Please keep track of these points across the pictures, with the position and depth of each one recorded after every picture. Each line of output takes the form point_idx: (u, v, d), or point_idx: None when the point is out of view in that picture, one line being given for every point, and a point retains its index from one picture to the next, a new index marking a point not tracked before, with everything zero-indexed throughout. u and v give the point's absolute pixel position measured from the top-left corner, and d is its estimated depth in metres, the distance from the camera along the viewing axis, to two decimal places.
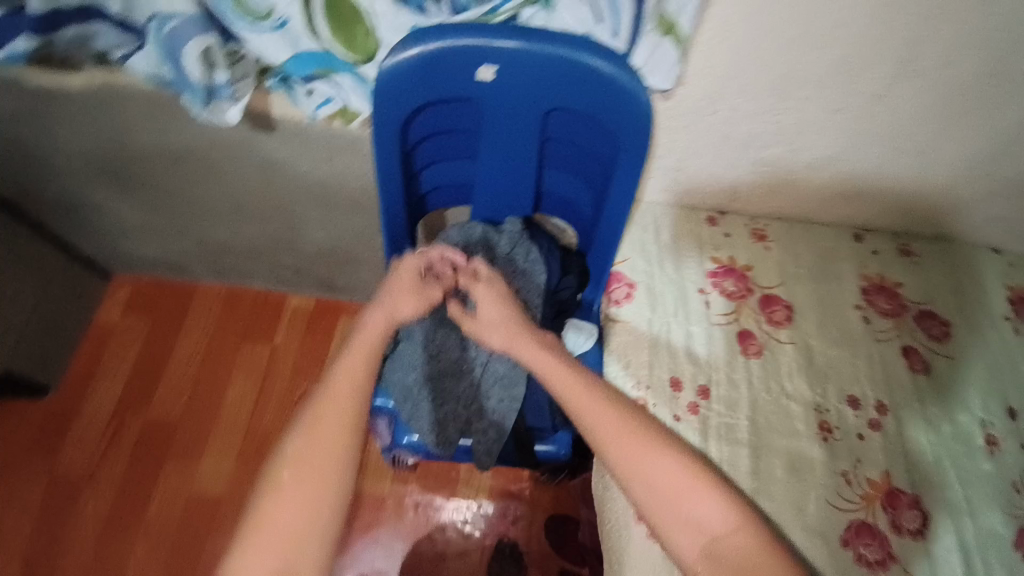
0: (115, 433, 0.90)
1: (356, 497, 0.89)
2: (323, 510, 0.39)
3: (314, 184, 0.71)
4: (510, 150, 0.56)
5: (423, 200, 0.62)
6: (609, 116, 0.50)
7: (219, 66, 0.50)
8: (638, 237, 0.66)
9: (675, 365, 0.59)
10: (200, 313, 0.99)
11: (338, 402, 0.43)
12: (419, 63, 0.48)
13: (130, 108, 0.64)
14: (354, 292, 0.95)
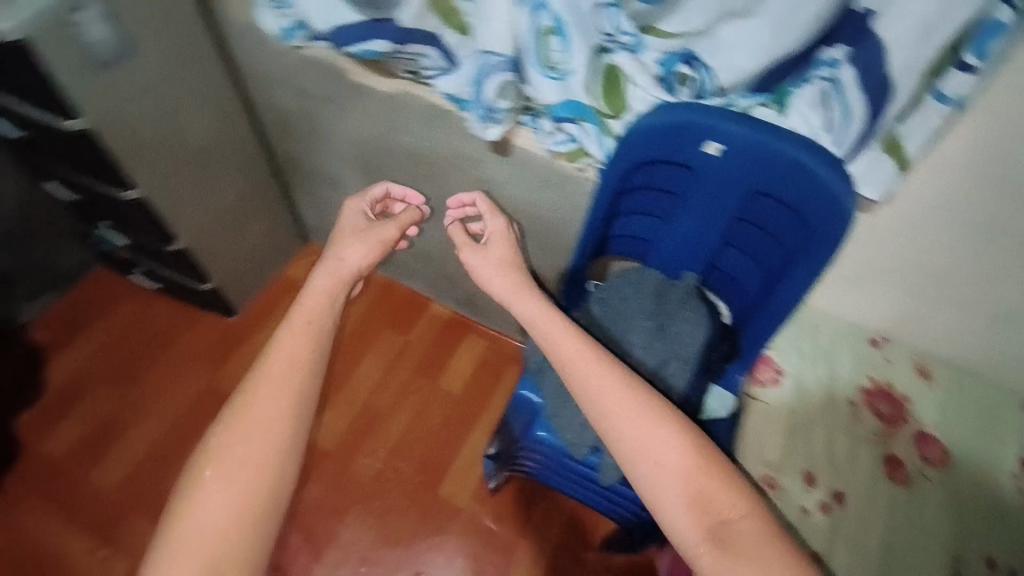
0: None
1: (433, 503, 0.94)
2: (277, 475, 0.44)
3: (511, 209, 0.83)
4: (705, 219, 0.64)
5: (608, 241, 0.72)
6: (812, 211, 0.56)
7: (507, 97, 0.64)
8: (797, 335, 0.72)
9: (812, 460, 0.64)
10: (362, 291, 1.13)
11: (260, 417, 0.45)
12: (655, 126, 0.57)
13: (406, 113, 0.80)
14: (491, 316, 1.04)
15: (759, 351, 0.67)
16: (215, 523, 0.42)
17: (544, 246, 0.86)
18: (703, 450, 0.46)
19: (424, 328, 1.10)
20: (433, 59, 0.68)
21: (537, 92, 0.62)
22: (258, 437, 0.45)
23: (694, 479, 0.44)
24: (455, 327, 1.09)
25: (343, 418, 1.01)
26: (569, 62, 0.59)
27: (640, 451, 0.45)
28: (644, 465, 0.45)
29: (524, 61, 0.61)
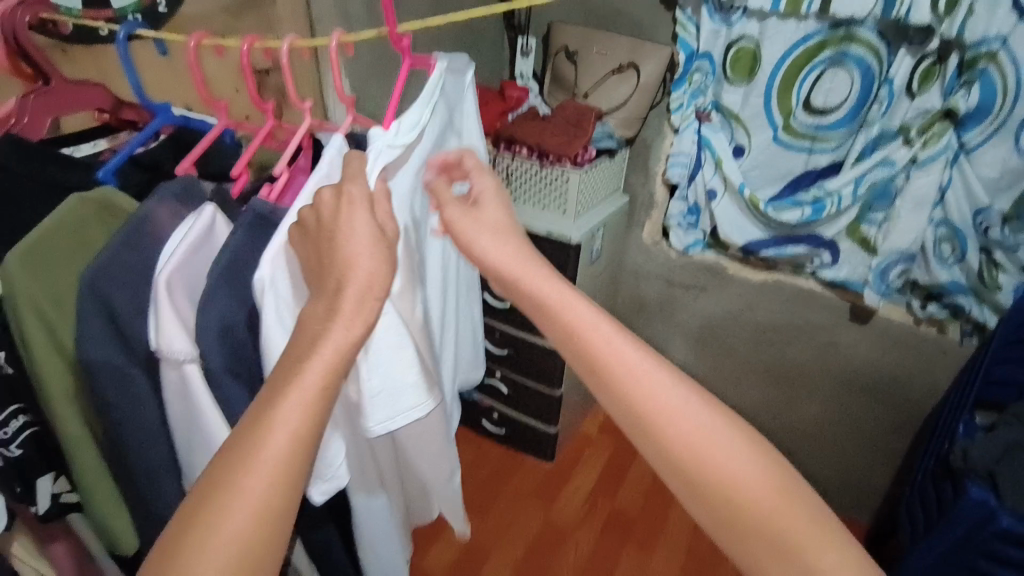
0: (626, 544, 1.72)
1: None
2: (286, 495, 0.47)
3: (818, 340, 1.58)
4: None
5: (944, 288, 1.32)
6: None
7: (907, 231, 1.28)
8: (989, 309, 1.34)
9: None
10: (601, 468, 1.94)
11: (272, 459, 0.47)
12: (973, 208, 1.21)
13: (787, 291, 1.56)
14: (784, 411, 1.75)
15: None
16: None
17: (810, 360, 1.62)
18: (664, 364, 0.57)
19: (605, 469, 1.94)
20: (822, 259, 1.44)
21: (901, 220, 1.28)
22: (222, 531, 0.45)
23: (689, 413, 0.55)
24: (614, 467, 1.94)
25: (664, 552, 1.71)
26: (909, 227, 1.28)
27: (636, 390, 0.56)
28: (611, 379, 0.57)
29: (919, 184, 1.23)
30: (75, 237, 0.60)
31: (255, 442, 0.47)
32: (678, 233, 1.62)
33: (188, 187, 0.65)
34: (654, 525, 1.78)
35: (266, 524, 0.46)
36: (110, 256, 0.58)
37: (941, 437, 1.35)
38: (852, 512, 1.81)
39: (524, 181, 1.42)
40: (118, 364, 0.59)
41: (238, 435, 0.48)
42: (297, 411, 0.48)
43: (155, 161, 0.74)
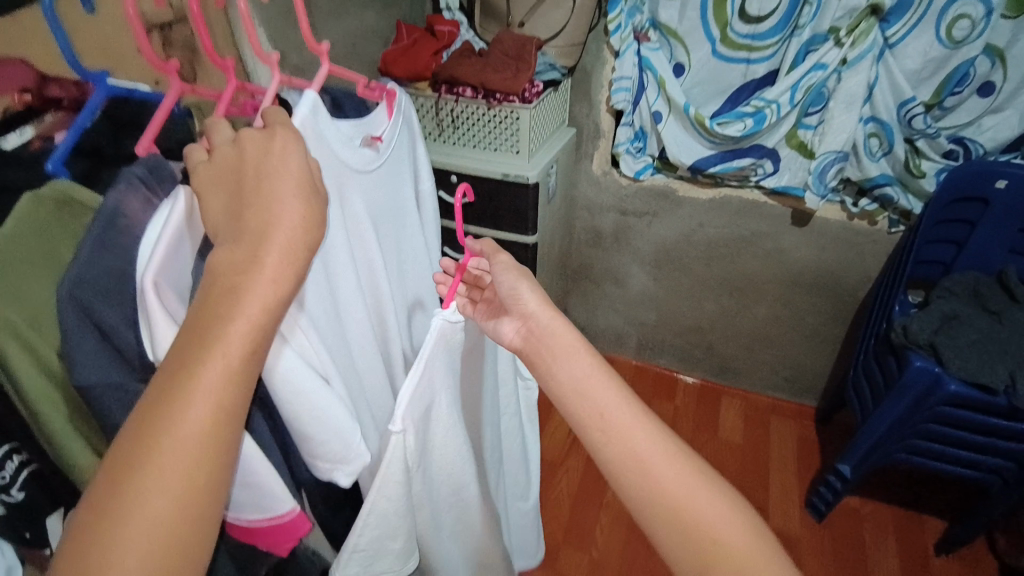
0: (614, 467, 1.83)
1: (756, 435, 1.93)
2: (222, 438, 0.47)
3: (765, 249, 1.68)
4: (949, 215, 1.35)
5: (876, 184, 1.40)
6: (965, 190, 1.31)
7: (840, 130, 1.34)
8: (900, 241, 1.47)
9: (976, 279, 1.37)
10: None
11: (208, 401, 0.46)
12: (897, 101, 1.29)
13: (732, 206, 1.63)
14: (740, 318, 1.86)
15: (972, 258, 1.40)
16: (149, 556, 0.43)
17: (759, 269, 1.72)
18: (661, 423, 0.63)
19: None
20: (764, 168, 1.49)
21: (834, 120, 1.33)
22: (169, 445, 0.44)
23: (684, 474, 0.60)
24: None
25: None
26: (843, 127, 1.33)
27: (636, 443, 0.61)
28: (610, 426, 0.62)
29: (853, 84, 1.28)
30: (38, 245, 0.54)
31: (180, 389, 0.45)
32: (627, 160, 1.62)
33: (155, 166, 0.57)
34: None
35: (221, 436, 0.46)
36: (89, 262, 0.50)
37: (879, 317, 1.49)
38: (803, 399, 2.00)
39: (472, 123, 1.40)
40: (119, 382, 0.53)
41: (181, 351, 0.47)
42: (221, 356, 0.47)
43: (96, 145, 0.65)
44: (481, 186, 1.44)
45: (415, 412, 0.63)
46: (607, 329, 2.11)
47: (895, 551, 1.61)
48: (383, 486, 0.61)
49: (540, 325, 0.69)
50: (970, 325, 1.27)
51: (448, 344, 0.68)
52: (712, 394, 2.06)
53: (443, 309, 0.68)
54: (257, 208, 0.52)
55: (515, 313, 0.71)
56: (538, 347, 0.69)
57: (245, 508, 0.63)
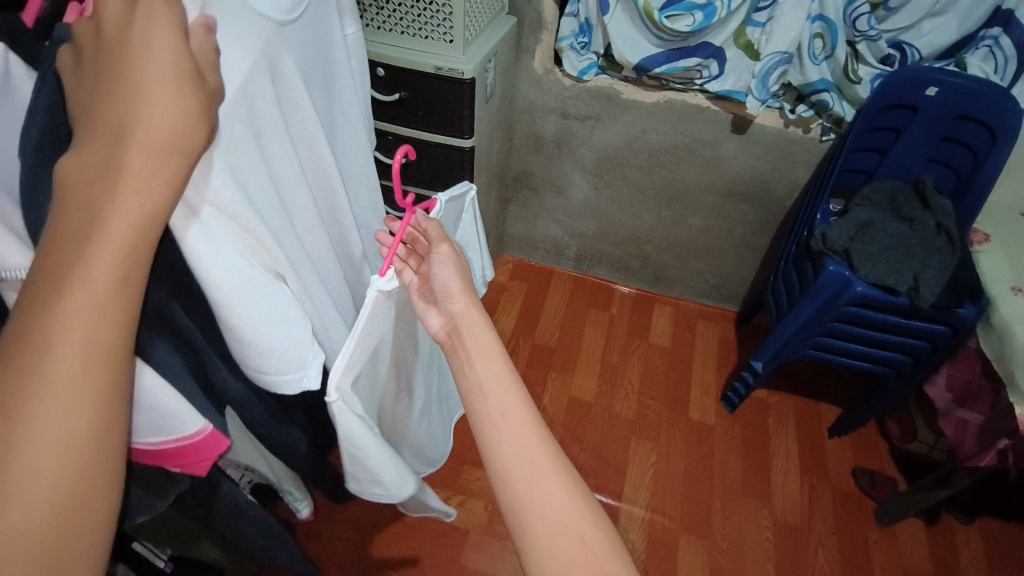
0: (550, 370, 1.91)
1: (684, 337, 2.06)
2: (106, 358, 0.42)
3: (706, 159, 1.67)
4: (872, 126, 1.40)
5: (816, 91, 1.38)
6: (894, 97, 1.33)
7: (782, 29, 1.30)
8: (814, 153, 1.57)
9: (893, 188, 1.44)
10: (516, 309, 2.06)
11: (77, 319, 0.41)
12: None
13: (675, 111, 1.58)
14: (675, 229, 1.90)
15: (890, 165, 1.47)
16: (50, 503, 0.40)
17: (697, 179, 1.73)
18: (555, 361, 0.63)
19: (519, 310, 2.07)
20: (709, 69, 1.43)
21: (781, 15, 1.29)
22: (37, 396, 0.39)
23: None
24: (528, 310, 2.07)
25: (586, 367, 1.92)
26: (789, 24, 1.29)
27: None
28: None
29: None
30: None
31: (41, 312, 0.40)
32: (571, 57, 1.51)
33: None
34: (575, 346, 1.97)
35: (100, 374, 0.42)
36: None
37: (803, 226, 1.56)
38: (727, 305, 2.12)
39: (400, 3, 1.23)
40: None
41: (34, 290, 0.41)
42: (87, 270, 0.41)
43: None
44: (411, 80, 1.30)
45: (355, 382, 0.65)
46: (548, 241, 2.09)
47: (794, 434, 1.83)
48: (350, 449, 0.65)
49: (464, 323, 0.71)
50: (882, 231, 1.35)
51: (380, 310, 0.68)
52: (646, 302, 2.14)
53: (378, 278, 0.67)
54: (114, 100, 0.44)
55: (443, 311, 0.73)
56: (457, 345, 0.70)
57: (143, 432, 0.58)
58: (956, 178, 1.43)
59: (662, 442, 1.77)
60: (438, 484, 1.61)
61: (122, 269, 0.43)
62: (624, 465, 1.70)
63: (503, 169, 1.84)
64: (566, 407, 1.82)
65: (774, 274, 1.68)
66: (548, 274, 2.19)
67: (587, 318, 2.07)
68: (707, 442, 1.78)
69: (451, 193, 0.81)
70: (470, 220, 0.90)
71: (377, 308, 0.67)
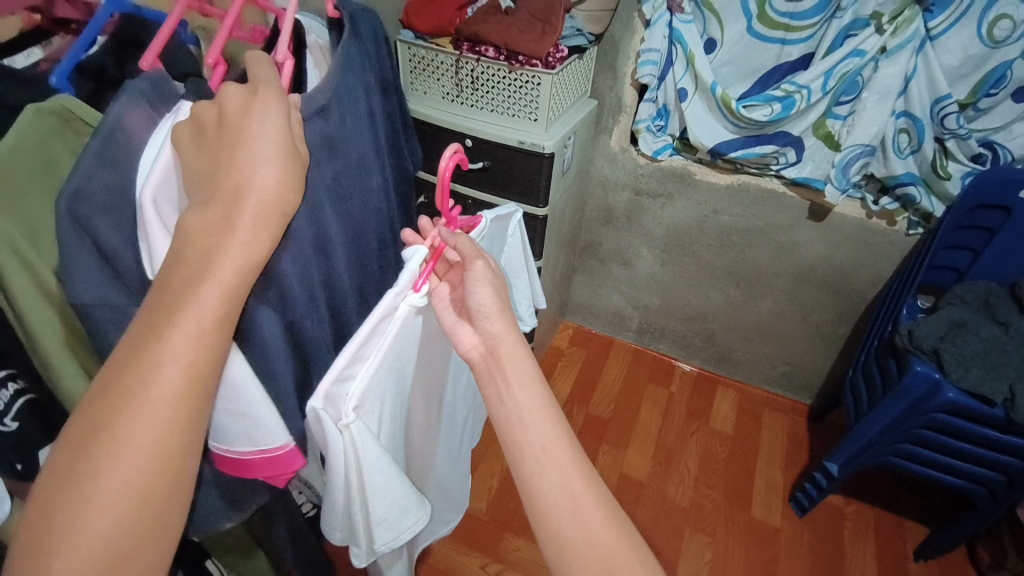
0: (601, 440, 1.86)
1: (751, 423, 1.95)
2: (184, 398, 0.49)
3: (779, 243, 1.65)
4: (962, 224, 1.34)
5: (900, 183, 1.35)
6: (991, 195, 1.28)
7: (863, 123, 1.30)
8: (899, 242, 1.51)
9: (988, 289, 1.34)
10: (570, 375, 2.05)
11: (174, 355, 0.48)
12: (930, 98, 1.24)
13: (748, 193, 1.59)
14: (744, 310, 1.85)
15: (985, 265, 1.38)
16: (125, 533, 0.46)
17: (770, 263, 1.70)
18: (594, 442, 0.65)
19: (573, 374, 2.06)
20: (786, 157, 1.44)
21: (863, 110, 1.29)
22: (102, 481, 0.45)
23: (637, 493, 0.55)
24: (584, 377, 2.05)
25: (641, 445, 1.85)
26: (872, 118, 1.29)
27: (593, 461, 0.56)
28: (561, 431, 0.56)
29: (886, 73, 1.23)
30: (38, 156, 0.52)
31: (151, 345, 0.48)
32: (647, 137, 1.59)
33: (158, 83, 0.55)
34: (631, 420, 1.92)
35: (186, 399, 0.49)
36: (84, 176, 0.49)
37: (886, 320, 1.47)
38: (798, 395, 2.00)
39: (492, 85, 1.36)
40: (119, 304, 0.54)
41: (119, 357, 0.47)
42: (192, 315, 0.49)
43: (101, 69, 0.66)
44: (496, 152, 1.42)
45: (369, 399, 0.64)
46: (610, 310, 2.10)
47: (874, 553, 1.63)
48: (372, 470, 0.63)
49: (504, 349, 0.68)
50: (977, 333, 1.25)
51: (406, 326, 0.67)
52: (707, 383, 2.06)
53: (411, 293, 0.65)
54: (226, 167, 0.52)
55: (481, 329, 0.68)
56: (493, 368, 0.67)
57: (237, 440, 0.62)
58: None
59: (719, 539, 1.63)
60: (478, 547, 1.56)
61: (192, 367, 0.49)
62: (674, 557, 1.59)
63: (571, 237, 1.90)
64: (617, 484, 1.74)
65: (852, 372, 1.58)
66: (607, 343, 2.17)
67: (644, 393, 2.01)
68: (771, 548, 1.62)
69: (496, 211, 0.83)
70: (515, 240, 0.91)
71: (406, 322, 0.67)
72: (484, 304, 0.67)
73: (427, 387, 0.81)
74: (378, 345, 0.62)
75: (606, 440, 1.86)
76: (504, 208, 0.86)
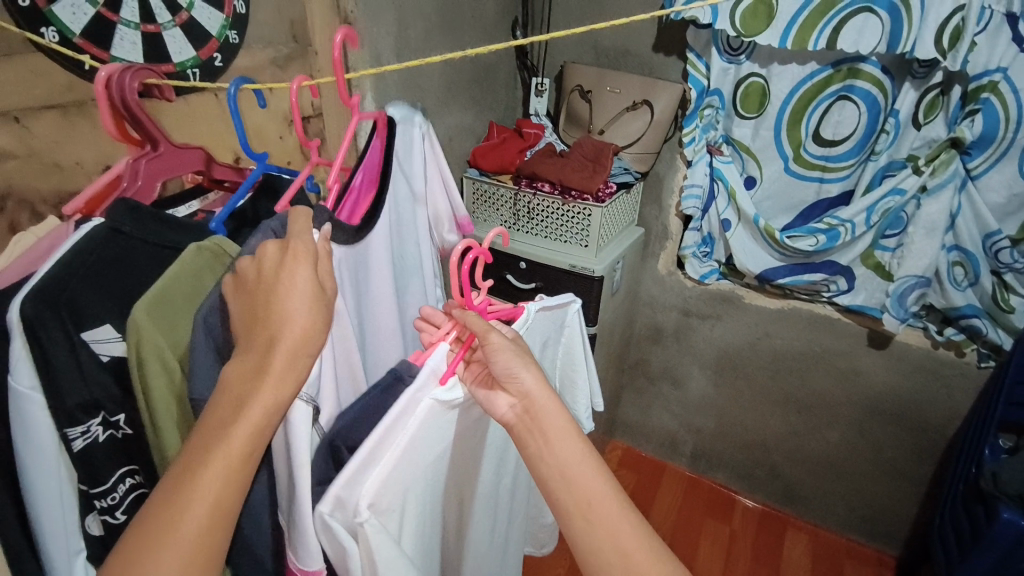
0: None
1: (828, 573, 1.72)
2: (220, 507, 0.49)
3: (839, 370, 1.59)
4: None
5: (960, 314, 1.34)
6: None
7: (910, 258, 1.31)
8: (974, 379, 1.42)
9: None
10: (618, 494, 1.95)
11: (215, 467, 0.49)
12: (981, 234, 1.26)
13: (800, 318, 1.58)
14: (807, 440, 1.74)
15: None
16: None
17: (834, 391, 1.62)
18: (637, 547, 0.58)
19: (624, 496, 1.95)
20: (837, 285, 1.46)
21: (912, 244, 1.30)
22: None
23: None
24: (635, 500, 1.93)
25: None
26: (921, 252, 1.30)
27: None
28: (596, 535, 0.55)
29: (927, 211, 1.27)
30: (189, 287, 0.61)
31: (193, 458, 0.50)
32: (693, 263, 1.64)
33: (285, 219, 0.64)
34: (687, 552, 1.76)
35: (228, 510, 0.50)
36: (222, 292, 0.58)
37: (969, 463, 1.33)
38: (883, 546, 1.77)
39: (545, 215, 1.49)
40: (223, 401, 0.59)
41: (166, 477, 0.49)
42: (237, 432, 0.50)
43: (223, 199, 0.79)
44: (547, 274, 1.52)
45: (390, 499, 0.60)
46: (661, 432, 2.02)
47: None
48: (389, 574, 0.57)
49: (540, 405, 0.63)
50: None
51: (434, 420, 0.65)
52: (774, 522, 1.88)
53: (437, 385, 0.64)
54: (264, 320, 0.54)
55: (513, 391, 0.64)
56: (531, 426, 0.62)
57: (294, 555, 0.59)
58: None
59: None
60: None
61: (217, 503, 0.49)
62: None
63: (620, 355, 1.91)
64: None
65: (940, 522, 1.41)
66: (660, 468, 2.06)
67: (701, 527, 1.85)
68: None
69: (552, 300, 0.84)
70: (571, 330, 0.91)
71: (431, 417, 0.64)
72: (509, 366, 0.64)
73: (464, 478, 0.77)
74: (394, 443, 0.60)
75: None
76: (558, 298, 0.86)
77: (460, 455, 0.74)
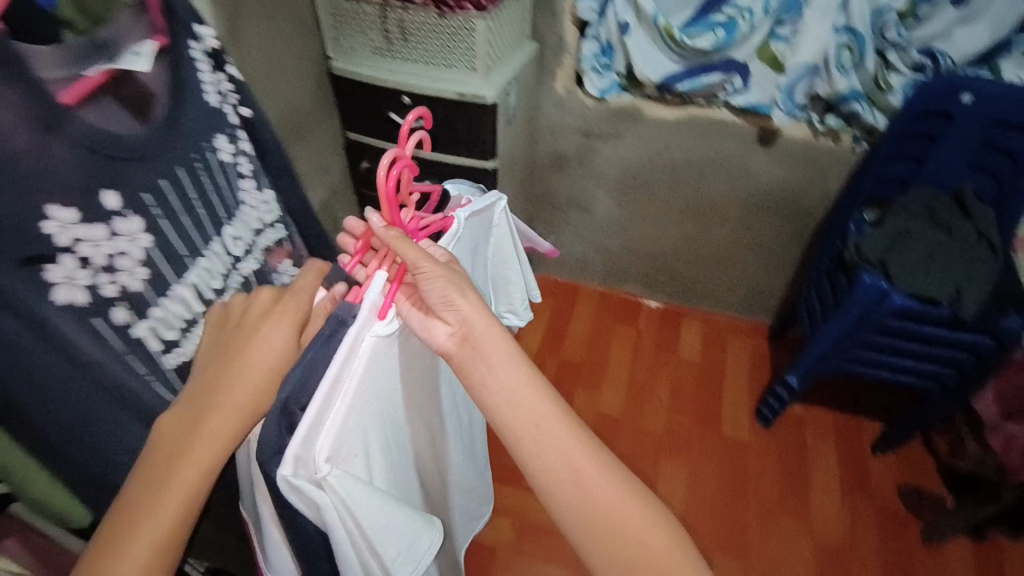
0: (575, 380, 1.90)
1: (718, 348, 2.03)
2: (191, 500, 0.54)
3: (731, 172, 1.66)
4: (909, 131, 1.36)
5: (845, 102, 1.36)
6: (935, 101, 1.30)
7: (804, 43, 1.30)
8: (844, 163, 1.55)
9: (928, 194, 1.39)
10: (539, 321, 2.07)
11: (189, 467, 0.54)
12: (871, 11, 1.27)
13: (697, 125, 1.58)
14: (702, 241, 1.88)
15: (931, 170, 1.40)
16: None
17: (725, 192, 1.72)
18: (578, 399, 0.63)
19: (544, 322, 2.08)
20: (734, 84, 1.43)
21: (805, 28, 1.29)
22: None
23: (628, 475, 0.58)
24: (555, 324, 2.07)
25: (615, 383, 1.90)
26: (813, 36, 1.29)
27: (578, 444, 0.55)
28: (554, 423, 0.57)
29: None
30: None
31: (166, 462, 0.54)
32: (593, 78, 1.53)
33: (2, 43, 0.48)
34: (604, 359, 1.97)
35: (196, 496, 0.54)
36: None
37: (836, 236, 1.53)
38: (759, 317, 2.08)
39: (424, 34, 1.27)
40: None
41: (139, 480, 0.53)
42: (206, 440, 0.55)
43: None
44: (436, 109, 1.35)
45: (348, 445, 0.61)
46: (573, 257, 2.10)
47: (833, 453, 1.76)
48: (366, 513, 0.60)
49: (477, 331, 0.65)
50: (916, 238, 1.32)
51: (379, 356, 0.65)
52: (673, 317, 2.11)
53: (376, 321, 0.63)
54: (235, 349, 0.60)
55: (450, 320, 0.65)
56: (472, 352, 0.65)
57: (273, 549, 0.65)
58: (994, 184, 1.37)
59: (693, 460, 1.73)
60: None
61: (189, 491, 0.54)
62: (654, 481, 1.67)
63: (526, 189, 1.86)
64: (597, 422, 1.80)
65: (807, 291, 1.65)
66: (574, 289, 2.18)
67: (614, 334, 2.05)
68: (743, 459, 1.74)
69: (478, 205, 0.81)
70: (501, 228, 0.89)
71: (376, 353, 0.64)
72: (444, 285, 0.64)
73: (416, 400, 0.80)
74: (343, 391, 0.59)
75: (580, 382, 1.90)
76: (485, 199, 0.82)
77: (411, 387, 0.76)
